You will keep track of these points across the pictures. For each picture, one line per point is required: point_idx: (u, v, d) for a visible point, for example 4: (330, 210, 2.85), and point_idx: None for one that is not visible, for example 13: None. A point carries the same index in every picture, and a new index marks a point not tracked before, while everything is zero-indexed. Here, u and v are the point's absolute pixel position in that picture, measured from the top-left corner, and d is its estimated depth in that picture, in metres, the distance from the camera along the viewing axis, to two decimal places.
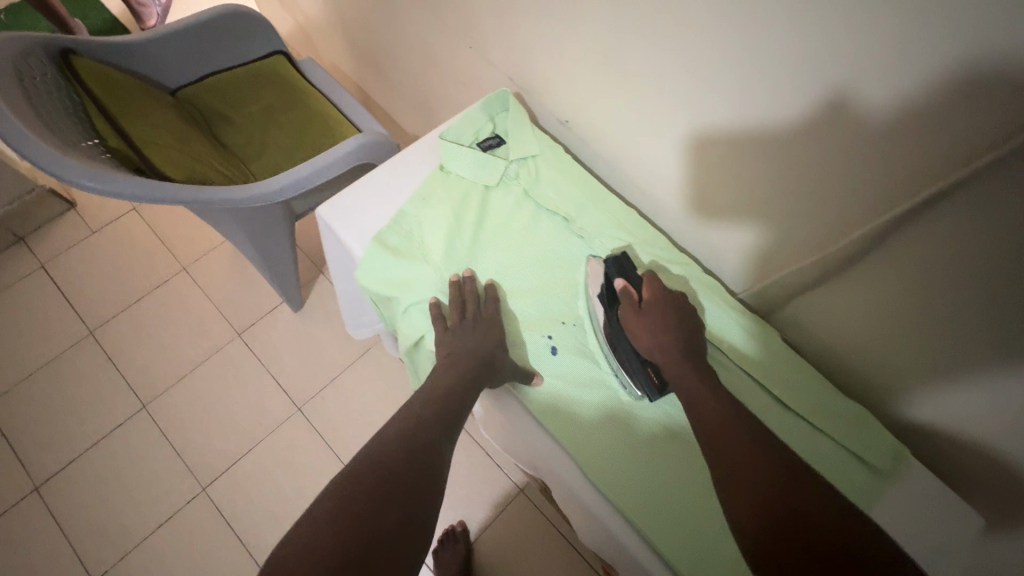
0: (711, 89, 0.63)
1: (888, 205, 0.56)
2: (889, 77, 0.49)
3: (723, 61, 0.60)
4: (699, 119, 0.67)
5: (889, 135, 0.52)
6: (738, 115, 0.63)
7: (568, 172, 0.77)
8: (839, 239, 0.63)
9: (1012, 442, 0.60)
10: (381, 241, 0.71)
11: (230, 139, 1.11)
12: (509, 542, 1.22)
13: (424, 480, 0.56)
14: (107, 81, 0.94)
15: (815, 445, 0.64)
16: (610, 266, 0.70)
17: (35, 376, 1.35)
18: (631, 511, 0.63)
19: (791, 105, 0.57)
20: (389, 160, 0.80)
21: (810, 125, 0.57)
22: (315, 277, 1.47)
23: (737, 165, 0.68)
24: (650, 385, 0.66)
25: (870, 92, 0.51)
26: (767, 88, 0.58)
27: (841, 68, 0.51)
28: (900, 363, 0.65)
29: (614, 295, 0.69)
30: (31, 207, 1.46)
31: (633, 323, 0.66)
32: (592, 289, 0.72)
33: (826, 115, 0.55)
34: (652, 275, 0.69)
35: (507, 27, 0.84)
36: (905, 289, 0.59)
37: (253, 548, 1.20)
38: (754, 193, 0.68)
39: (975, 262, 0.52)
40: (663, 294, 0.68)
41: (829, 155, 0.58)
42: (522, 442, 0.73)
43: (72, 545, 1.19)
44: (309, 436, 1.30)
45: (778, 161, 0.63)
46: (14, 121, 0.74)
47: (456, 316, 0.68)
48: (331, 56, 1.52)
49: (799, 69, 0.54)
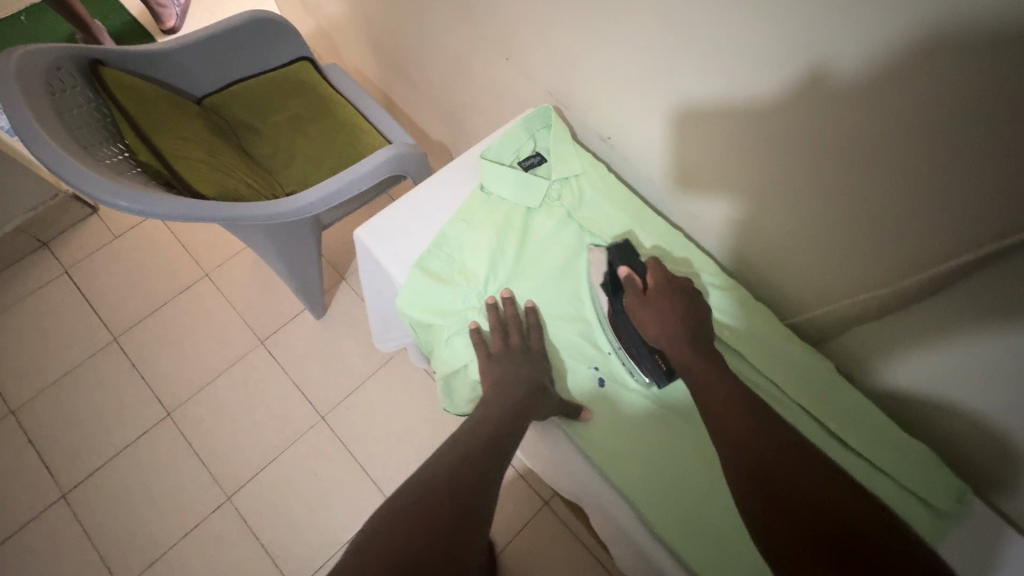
0: (697, 62, 0.64)
1: (892, 177, 0.55)
2: (857, 56, 0.50)
3: (709, 38, 0.61)
4: (691, 93, 0.68)
5: (869, 96, 0.52)
6: (728, 89, 0.63)
7: (612, 194, 0.76)
8: (830, 204, 0.62)
9: (1005, 412, 0.59)
10: (422, 267, 0.70)
11: (257, 150, 1.10)
12: (534, 556, 1.20)
13: (470, 516, 0.52)
14: (137, 92, 0.93)
15: (876, 486, 0.61)
16: (613, 254, 0.70)
17: (60, 382, 1.35)
18: (688, 553, 0.59)
19: (772, 80, 0.58)
20: (429, 179, 0.79)
21: (791, 97, 0.58)
22: (337, 284, 1.46)
23: (726, 135, 0.68)
24: (657, 370, 0.65)
25: (839, 60, 0.52)
26: (749, 63, 0.59)
27: (816, 45, 0.52)
28: (890, 327, 0.65)
29: (617, 283, 0.68)
30: (54, 212, 1.46)
31: (637, 311, 0.65)
32: (595, 278, 0.70)
33: (803, 87, 0.56)
34: (654, 262, 0.68)
35: (547, 39, 0.82)
36: (893, 243, 0.59)
37: (278, 559, 1.20)
38: (743, 162, 0.68)
39: (979, 224, 0.51)
40: (667, 278, 0.66)
41: (817, 124, 0.57)
42: (565, 472, 0.69)
43: (99, 554, 1.19)
44: (332, 445, 1.29)
45: (766, 130, 0.63)
46: (44, 138, 0.73)
47: (498, 340, 0.67)
48: (354, 61, 1.50)
49: (774, 43, 0.55)
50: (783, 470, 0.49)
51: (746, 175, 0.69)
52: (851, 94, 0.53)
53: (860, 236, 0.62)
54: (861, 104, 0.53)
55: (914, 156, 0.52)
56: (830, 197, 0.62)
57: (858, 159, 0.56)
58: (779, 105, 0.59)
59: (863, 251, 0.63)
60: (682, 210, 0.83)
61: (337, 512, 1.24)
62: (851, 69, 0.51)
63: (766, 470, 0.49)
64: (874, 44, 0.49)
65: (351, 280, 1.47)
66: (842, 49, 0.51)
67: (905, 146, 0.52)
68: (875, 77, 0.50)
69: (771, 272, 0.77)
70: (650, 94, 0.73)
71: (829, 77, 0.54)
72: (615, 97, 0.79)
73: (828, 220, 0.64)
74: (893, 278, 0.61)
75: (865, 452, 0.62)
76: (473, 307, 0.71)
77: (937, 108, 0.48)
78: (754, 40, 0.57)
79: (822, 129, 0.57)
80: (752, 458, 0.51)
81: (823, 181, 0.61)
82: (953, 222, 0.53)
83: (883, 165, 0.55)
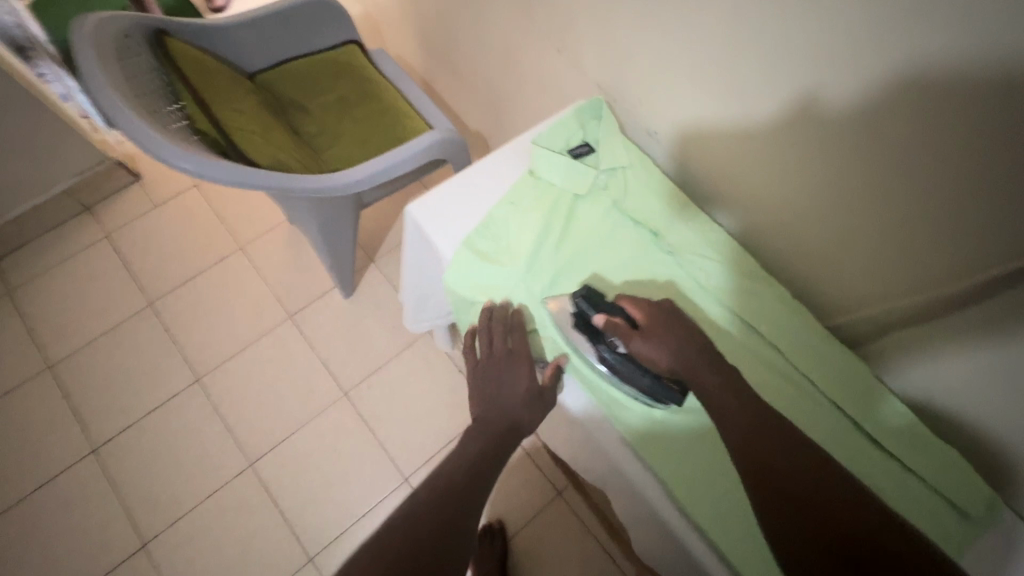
0: (733, 57, 0.66)
1: (909, 177, 0.57)
2: (851, 59, 0.55)
3: (734, 39, 0.65)
4: (732, 84, 0.69)
5: (878, 101, 0.55)
6: (763, 82, 0.65)
7: (657, 188, 0.77)
8: (870, 198, 0.62)
9: None
10: (471, 246, 0.72)
11: (305, 128, 1.13)
12: (545, 545, 1.22)
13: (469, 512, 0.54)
14: (198, 64, 0.97)
15: (907, 488, 0.61)
16: (581, 301, 0.66)
17: (96, 342, 1.39)
18: (716, 536, 0.60)
19: (788, 77, 0.62)
20: (480, 160, 0.81)
21: (804, 97, 0.62)
22: (367, 266, 1.49)
23: (769, 125, 0.68)
24: (670, 392, 0.63)
25: (833, 62, 0.57)
26: (764, 61, 0.63)
27: (818, 50, 0.57)
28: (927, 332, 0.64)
29: (596, 330, 0.65)
30: (100, 178, 1.51)
31: (641, 350, 0.62)
32: (570, 328, 0.67)
33: (813, 89, 0.60)
34: (628, 299, 0.65)
35: (602, 34, 0.83)
36: (933, 240, 0.58)
37: (296, 527, 1.23)
38: (785, 152, 0.68)
39: (987, 226, 0.53)
40: (652, 309, 0.63)
41: (838, 119, 0.60)
42: (598, 456, 0.70)
43: (126, 509, 1.23)
44: (353, 421, 1.32)
45: (806, 119, 0.63)
46: (117, 103, 0.76)
47: (483, 344, 0.67)
48: (398, 48, 1.53)
49: (782, 46, 0.60)
50: (800, 484, 0.50)
51: (787, 166, 0.69)
52: (904, 102, 0.54)
53: (904, 238, 0.61)
54: (916, 111, 0.53)
55: (949, 165, 0.53)
56: (869, 191, 0.62)
57: (909, 161, 0.56)
58: (834, 108, 0.60)
59: (910, 258, 0.62)
60: (723, 201, 0.83)
61: (354, 487, 1.26)
62: (845, 72, 0.56)
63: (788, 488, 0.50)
64: (941, 49, 0.48)
65: (380, 263, 1.49)
66: (906, 53, 0.51)
67: (929, 155, 0.54)
68: (930, 85, 0.50)
69: (807, 268, 0.76)
70: (712, 93, 0.73)
71: (888, 84, 0.54)
72: (659, 88, 0.80)
73: (869, 214, 0.63)
74: (938, 286, 0.61)
75: (895, 452, 0.62)
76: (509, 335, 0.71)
77: (960, 120, 0.50)
78: (771, 43, 0.61)
79: (877, 134, 0.57)
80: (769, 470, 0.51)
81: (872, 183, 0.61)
82: (973, 226, 0.54)
83: (925, 171, 0.55)
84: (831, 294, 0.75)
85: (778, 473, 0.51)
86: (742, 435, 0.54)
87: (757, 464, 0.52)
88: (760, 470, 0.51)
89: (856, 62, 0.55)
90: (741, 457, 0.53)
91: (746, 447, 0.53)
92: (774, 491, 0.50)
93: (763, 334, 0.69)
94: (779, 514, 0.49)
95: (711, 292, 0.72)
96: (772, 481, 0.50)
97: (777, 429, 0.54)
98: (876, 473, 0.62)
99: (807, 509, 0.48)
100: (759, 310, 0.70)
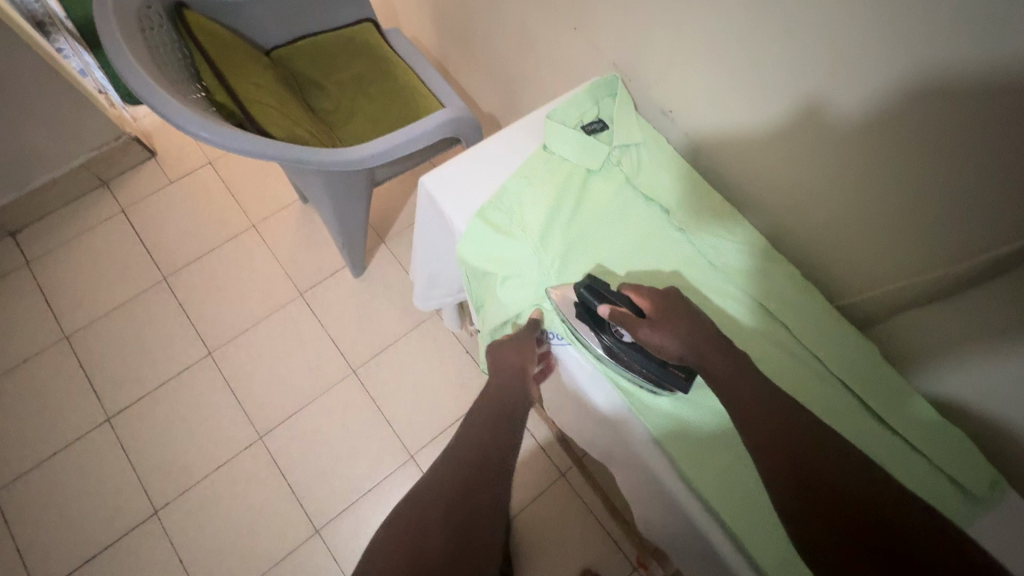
0: (756, 29, 0.66)
1: (931, 148, 0.57)
2: (877, 28, 0.55)
3: (758, 9, 0.64)
4: (752, 59, 0.69)
5: (904, 68, 0.55)
6: (786, 54, 0.64)
7: (670, 165, 0.77)
8: (890, 172, 0.62)
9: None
10: (484, 218, 0.73)
11: (320, 105, 1.14)
12: (547, 524, 1.24)
13: (468, 511, 0.57)
14: (216, 37, 0.98)
15: (910, 464, 0.62)
16: (585, 292, 0.64)
17: (111, 314, 1.42)
18: (720, 504, 0.61)
19: (812, 47, 0.61)
20: (494, 135, 0.82)
21: (827, 69, 0.61)
22: (377, 247, 1.50)
23: (788, 100, 0.68)
24: (678, 379, 0.62)
25: (857, 31, 0.57)
26: (787, 32, 0.63)
27: (844, 17, 0.57)
28: (939, 309, 0.64)
29: (599, 319, 0.64)
30: (117, 153, 1.53)
31: (649, 338, 0.60)
32: (572, 316, 0.66)
33: (835, 61, 0.60)
34: (632, 287, 0.64)
35: (620, 10, 0.83)
36: (952, 213, 0.58)
37: (304, 500, 1.25)
38: (804, 127, 0.68)
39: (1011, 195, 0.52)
40: (657, 298, 0.62)
41: (862, 90, 0.60)
42: (604, 430, 0.71)
43: (139, 477, 1.26)
44: (361, 398, 1.34)
45: (827, 92, 0.63)
46: (140, 72, 0.78)
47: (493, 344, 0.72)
48: (413, 28, 1.53)
49: (807, 16, 0.60)
50: (801, 444, 0.51)
51: (805, 142, 0.69)
52: (928, 71, 0.53)
53: (922, 212, 0.61)
54: (941, 80, 0.53)
55: (973, 134, 0.52)
56: (887, 165, 0.62)
57: (929, 135, 0.56)
58: (855, 81, 0.60)
59: (927, 234, 0.62)
60: (736, 181, 0.82)
61: (361, 462, 1.28)
62: (869, 42, 0.56)
63: (800, 464, 0.50)
64: (967, 16, 0.48)
65: (390, 244, 1.51)
66: (932, 22, 0.50)
67: (952, 124, 0.54)
68: (957, 51, 0.50)
69: (819, 250, 0.76)
70: (730, 72, 0.73)
71: (911, 55, 0.54)
72: (675, 66, 0.80)
73: (886, 189, 0.63)
74: (954, 262, 0.60)
75: (899, 428, 0.63)
76: (517, 313, 0.70)
77: (986, 87, 0.50)
78: (796, 13, 0.61)
79: (898, 109, 0.57)
80: (780, 451, 0.51)
81: (889, 160, 0.61)
82: (996, 195, 0.53)
83: (949, 143, 0.55)
84: (843, 275, 0.75)
85: (783, 433, 0.52)
86: (745, 396, 0.55)
87: (762, 423, 0.53)
88: (766, 428, 0.53)
89: (880, 33, 0.55)
90: (744, 415, 0.55)
91: (751, 407, 0.55)
92: (778, 449, 0.51)
93: (771, 312, 0.70)
94: (781, 471, 0.50)
95: (720, 269, 0.72)
96: (778, 441, 0.52)
97: (786, 409, 0.54)
98: (880, 449, 0.62)
99: (807, 466, 0.50)
100: (766, 288, 0.71)
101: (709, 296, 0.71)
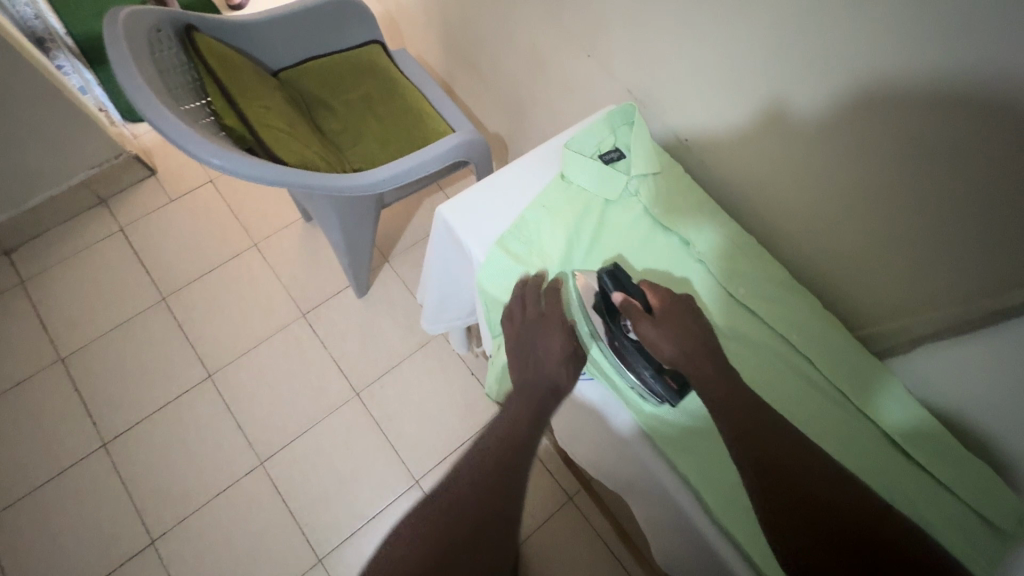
0: (779, 59, 0.66)
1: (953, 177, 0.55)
2: (894, 58, 0.55)
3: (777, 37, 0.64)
4: (770, 90, 0.69)
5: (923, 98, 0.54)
6: (806, 82, 0.64)
7: (685, 196, 0.78)
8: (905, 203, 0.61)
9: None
10: (504, 247, 0.72)
11: (328, 126, 1.13)
12: (557, 549, 1.22)
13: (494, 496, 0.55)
14: (225, 58, 0.97)
15: (934, 497, 0.61)
16: (606, 277, 0.64)
17: (108, 335, 1.39)
18: (747, 542, 0.58)
19: (833, 75, 0.61)
20: (512, 163, 0.82)
21: (846, 96, 0.61)
22: (380, 265, 1.49)
23: (802, 131, 0.69)
24: (668, 389, 0.62)
25: (874, 59, 0.56)
26: (806, 57, 0.63)
27: (863, 47, 0.57)
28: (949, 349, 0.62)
29: (612, 308, 0.64)
30: (117, 171, 1.51)
31: (650, 333, 0.61)
32: (589, 302, 0.65)
33: (856, 88, 0.60)
34: (648, 285, 0.65)
35: (635, 35, 0.84)
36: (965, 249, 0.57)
37: (305, 526, 1.22)
38: (819, 156, 0.69)
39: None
40: (667, 298, 0.64)
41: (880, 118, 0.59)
42: (624, 459, 0.68)
43: (136, 505, 1.23)
44: (365, 420, 1.32)
45: (842, 124, 0.64)
46: (151, 98, 0.77)
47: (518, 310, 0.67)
48: (419, 49, 1.54)
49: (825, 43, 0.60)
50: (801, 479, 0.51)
51: (821, 171, 0.69)
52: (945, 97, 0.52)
53: (936, 245, 0.60)
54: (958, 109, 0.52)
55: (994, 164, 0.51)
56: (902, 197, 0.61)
57: (938, 177, 0.57)
58: (875, 112, 0.59)
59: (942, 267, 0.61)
60: (754, 208, 0.83)
61: (365, 488, 1.26)
62: (887, 71, 0.56)
63: (811, 505, 0.49)
64: (981, 61, 0.48)
65: (394, 263, 1.50)
66: (950, 64, 0.51)
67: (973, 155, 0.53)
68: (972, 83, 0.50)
69: (837, 279, 0.76)
70: (744, 110, 0.75)
71: (930, 90, 0.53)
72: (691, 92, 0.80)
73: (903, 221, 0.63)
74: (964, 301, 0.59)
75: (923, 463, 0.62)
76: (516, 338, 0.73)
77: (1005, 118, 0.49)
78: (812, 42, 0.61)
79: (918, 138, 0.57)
80: (778, 471, 0.51)
81: (902, 195, 0.61)
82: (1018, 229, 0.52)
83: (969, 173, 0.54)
84: (862, 305, 0.74)
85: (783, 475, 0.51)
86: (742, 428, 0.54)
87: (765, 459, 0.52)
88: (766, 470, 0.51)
89: (900, 76, 0.55)
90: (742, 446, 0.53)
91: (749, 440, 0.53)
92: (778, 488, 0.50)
93: (794, 344, 0.70)
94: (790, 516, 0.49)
95: (742, 300, 0.71)
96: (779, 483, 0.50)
97: (773, 424, 0.54)
98: (905, 485, 0.62)
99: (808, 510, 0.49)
100: (787, 320, 0.70)
101: (730, 331, 0.70)
